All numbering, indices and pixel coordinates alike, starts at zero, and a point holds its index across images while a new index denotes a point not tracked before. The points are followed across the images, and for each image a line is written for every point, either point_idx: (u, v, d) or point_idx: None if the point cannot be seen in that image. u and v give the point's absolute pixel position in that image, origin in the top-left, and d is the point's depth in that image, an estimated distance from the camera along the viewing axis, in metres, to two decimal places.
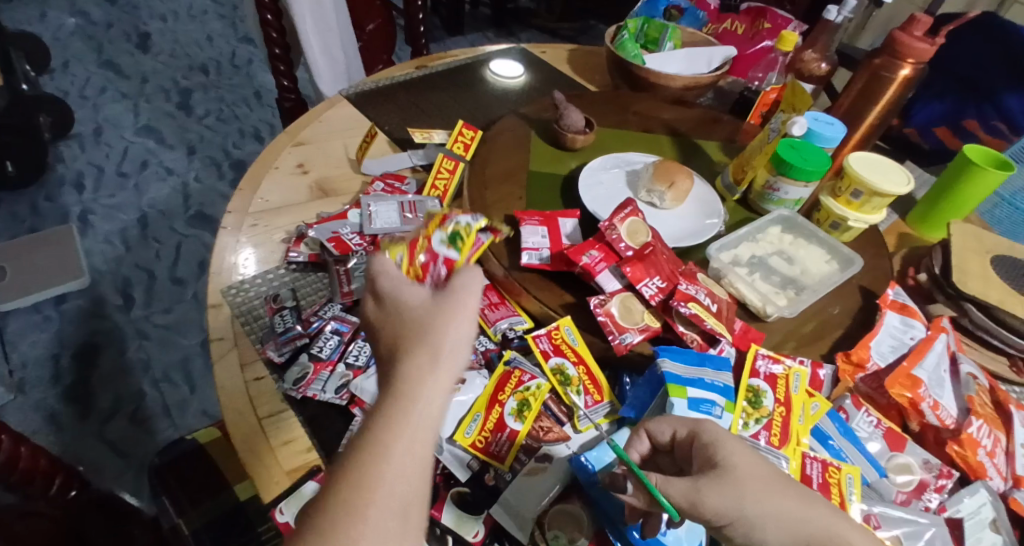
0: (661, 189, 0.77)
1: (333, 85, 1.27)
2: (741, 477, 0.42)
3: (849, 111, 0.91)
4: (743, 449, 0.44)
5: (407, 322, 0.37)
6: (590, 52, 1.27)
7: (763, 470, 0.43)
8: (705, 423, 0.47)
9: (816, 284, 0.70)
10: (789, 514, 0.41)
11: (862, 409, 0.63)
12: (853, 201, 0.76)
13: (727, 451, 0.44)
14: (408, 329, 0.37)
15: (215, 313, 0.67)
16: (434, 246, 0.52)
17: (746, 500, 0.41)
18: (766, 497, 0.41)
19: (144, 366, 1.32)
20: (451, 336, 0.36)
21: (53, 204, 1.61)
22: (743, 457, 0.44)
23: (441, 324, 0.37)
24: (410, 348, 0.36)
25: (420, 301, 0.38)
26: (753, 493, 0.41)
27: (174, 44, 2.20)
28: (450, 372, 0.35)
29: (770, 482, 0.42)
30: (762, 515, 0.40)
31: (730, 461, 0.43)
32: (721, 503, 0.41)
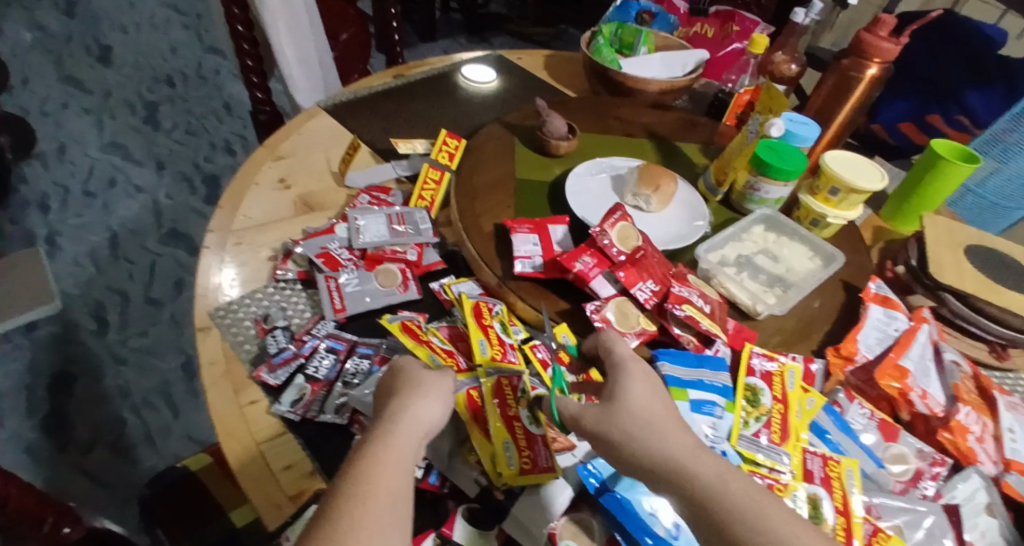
0: (646, 192, 0.78)
1: (310, 96, 1.26)
2: (624, 410, 0.43)
3: (821, 111, 0.94)
4: (644, 387, 0.45)
5: (403, 378, 0.49)
6: (567, 58, 1.28)
7: (656, 410, 0.43)
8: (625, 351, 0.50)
9: (801, 282, 0.72)
10: (666, 453, 0.40)
11: (855, 402, 0.66)
12: (831, 198, 0.79)
13: (628, 386, 0.45)
14: (402, 383, 0.49)
15: (204, 337, 0.65)
16: (527, 429, 0.56)
17: (618, 426, 0.43)
18: (639, 431, 0.42)
19: (122, 393, 1.27)
20: (434, 390, 0.48)
21: (18, 226, 1.55)
22: (641, 393, 0.44)
23: (426, 382, 0.48)
24: (401, 395, 0.47)
25: (414, 367, 0.51)
26: (621, 420, 0.43)
27: (138, 56, 2.14)
28: (429, 413, 0.46)
29: (660, 419, 0.43)
30: (631, 439, 0.42)
31: (620, 390, 0.45)
32: (592, 424, 0.44)
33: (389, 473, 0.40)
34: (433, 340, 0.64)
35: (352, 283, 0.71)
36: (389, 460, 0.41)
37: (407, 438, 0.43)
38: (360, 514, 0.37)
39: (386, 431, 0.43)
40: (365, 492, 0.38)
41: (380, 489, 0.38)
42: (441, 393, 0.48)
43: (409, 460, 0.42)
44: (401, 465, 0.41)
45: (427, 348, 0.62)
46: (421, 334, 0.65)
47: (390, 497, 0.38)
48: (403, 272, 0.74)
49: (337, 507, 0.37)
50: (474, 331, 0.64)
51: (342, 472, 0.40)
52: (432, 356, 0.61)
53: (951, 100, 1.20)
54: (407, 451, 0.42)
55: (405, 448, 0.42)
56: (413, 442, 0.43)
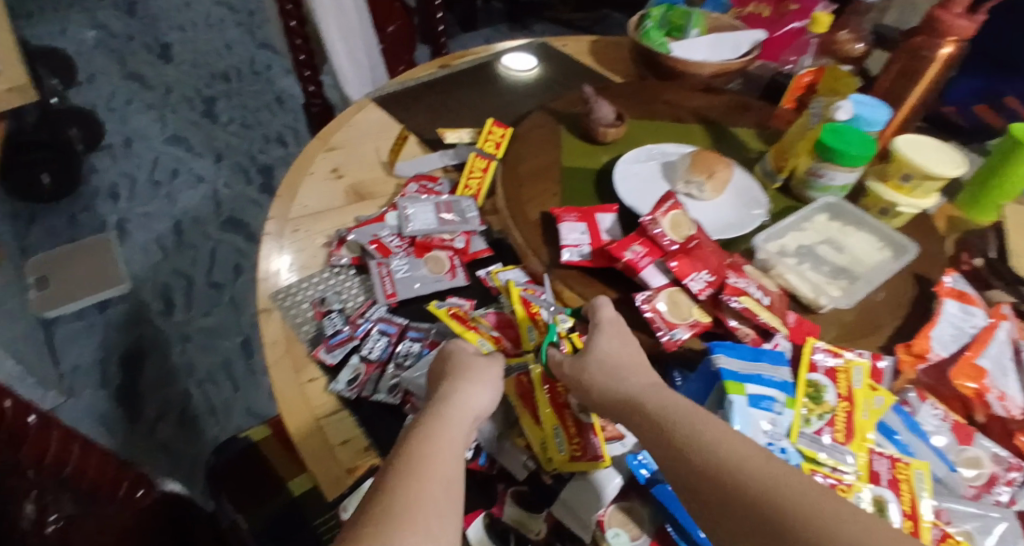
0: (699, 179, 0.75)
1: (359, 88, 1.28)
2: (592, 359, 0.51)
3: (889, 92, 0.89)
4: (613, 342, 0.53)
5: (454, 362, 0.49)
6: (613, 43, 1.24)
7: (623, 360, 0.51)
8: (608, 312, 0.58)
9: (868, 274, 0.68)
10: (620, 392, 0.48)
11: (927, 402, 0.62)
12: (903, 184, 0.74)
13: (600, 342, 0.54)
14: (453, 367, 0.49)
15: (266, 318, 0.67)
16: (577, 415, 0.54)
17: (588, 371, 0.51)
18: (597, 375, 0.50)
19: (188, 369, 1.34)
20: (485, 377, 0.48)
21: (91, 214, 1.64)
22: (609, 346, 0.53)
23: (476, 367, 0.48)
24: (453, 381, 0.47)
25: (464, 351, 0.51)
26: (587, 367, 0.51)
27: (195, 53, 2.23)
28: (480, 398, 0.46)
29: (626, 366, 0.50)
30: (592, 383, 0.50)
31: (592, 345, 0.53)
32: (568, 371, 0.52)
33: (443, 455, 0.39)
34: (481, 324, 0.64)
35: (402, 270, 0.71)
36: (442, 442, 0.41)
37: (459, 423, 0.43)
38: (417, 492, 0.36)
39: (439, 414, 0.43)
40: (420, 471, 0.38)
41: (435, 469, 0.38)
42: (491, 380, 0.48)
43: (461, 444, 0.42)
44: (454, 448, 0.41)
45: (475, 332, 0.63)
46: (469, 319, 0.65)
47: (444, 478, 0.38)
48: (451, 259, 0.74)
49: (392, 484, 0.37)
50: (522, 317, 0.63)
51: (396, 451, 0.40)
52: (481, 340, 0.61)
53: None
54: (459, 435, 0.42)
55: (457, 431, 0.42)
56: (464, 427, 0.43)
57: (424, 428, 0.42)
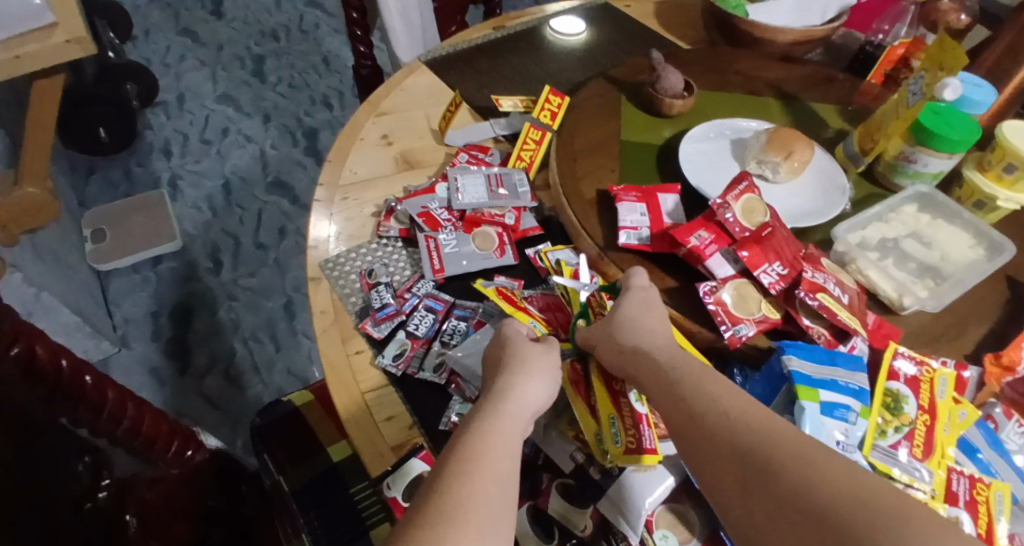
0: (775, 159, 0.69)
1: (410, 51, 1.23)
2: (615, 321, 0.51)
3: (994, 71, 0.79)
4: (638, 303, 0.52)
5: (510, 351, 0.48)
6: (681, 6, 1.16)
7: (646, 321, 0.50)
8: (642, 279, 0.55)
9: (959, 274, 0.62)
10: (634, 347, 0.48)
11: (1014, 420, 0.56)
12: (1005, 176, 0.66)
13: (625, 303, 0.53)
14: (509, 355, 0.47)
15: (315, 287, 0.66)
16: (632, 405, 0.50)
17: (609, 332, 0.50)
18: (614, 331, 0.50)
19: (234, 326, 1.38)
20: (543, 370, 0.46)
21: (145, 170, 1.69)
22: (635, 307, 0.52)
23: (536, 358, 0.47)
24: (510, 373, 0.45)
25: (519, 337, 0.49)
26: (606, 326, 0.51)
27: (246, 10, 2.22)
28: (535, 395, 0.44)
29: (647, 326, 0.50)
30: (609, 340, 0.50)
31: (616, 306, 0.52)
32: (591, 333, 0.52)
33: (500, 451, 0.38)
34: (530, 305, 0.62)
35: (450, 244, 0.69)
36: (500, 437, 0.39)
37: (515, 419, 0.41)
38: (471, 489, 0.34)
39: (496, 408, 0.42)
40: (476, 465, 0.36)
41: (490, 466, 0.36)
42: (548, 374, 0.47)
43: (516, 440, 0.40)
44: (511, 445, 0.39)
45: (527, 312, 0.61)
46: (516, 298, 0.63)
47: (500, 476, 0.36)
48: (500, 236, 0.71)
49: (447, 476, 0.35)
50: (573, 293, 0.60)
51: (450, 443, 0.39)
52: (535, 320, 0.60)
53: None
54: (515, 431, 0.41)
55: (513, 426, 0.41)
56: (520, 423, 0.42)
57: (480, 421, 0.40)
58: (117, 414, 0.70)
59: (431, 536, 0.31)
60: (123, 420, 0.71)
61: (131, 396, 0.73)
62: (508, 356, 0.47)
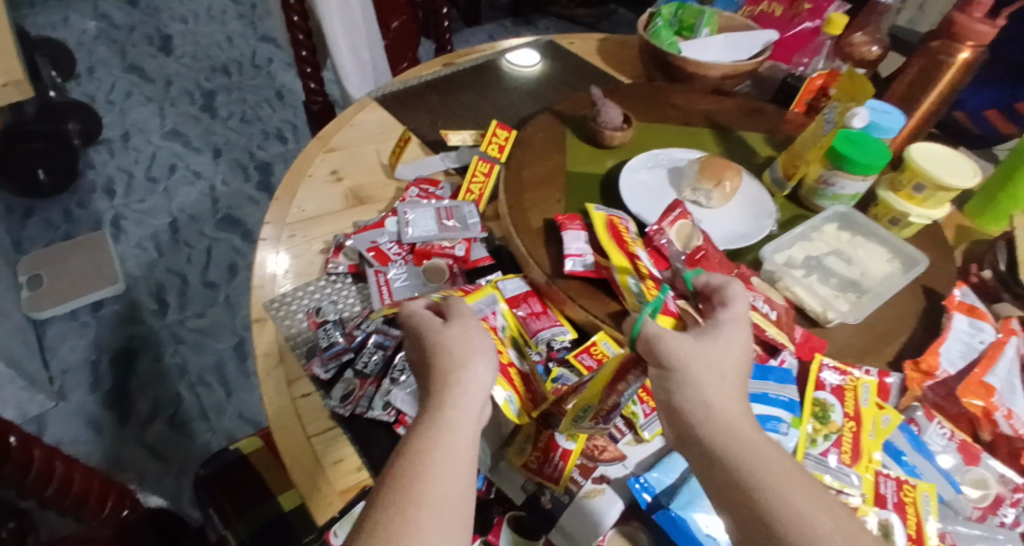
0: (707, 187, 0.74)
1: (360, 87, 1.25)
2: (716, 358, 0.39)
3: (903, 98, 0.86)
4: (740, 342, 0.42)
5: (435, 342, 0.44)
6: (621, 42, 1.22)
7: (740, 372, 0.40)
8: (741, 310, 0.45)
9: (878, 287, 0.67)
10: (731, 413, 0.37)
11: (935, 421, 0.60)
12: (915, 195, 0.71)
13: (725, 336, 0.42)
14: (432, 350, 0.44)
15: (260, 328, 0.66)
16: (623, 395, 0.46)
17: (700, 368, 0.38)
18: (707, 376, 0.38)
19: (180, 371, 1.33)
20: (475, 351, 0.43)
21: (86, 210, 1.63)
22: (734, 347, 0.41)
23: (464, 338, 0.44)
24: (442, 369, 0.42)
25: (434, 325, 0.45)
26: (700, 360, 0.39)
27: (196, 45, 2.20)
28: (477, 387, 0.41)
29: (739, 383, 0.39)
30: (696, 381, 0.38)
31: (712, 335, 0.41)
32: (678, 348, 0.39)
33: (442, 469, 0.36)
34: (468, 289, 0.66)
35: (401, 279, 0.70)
36: (442, 448, 0.37)
37: (457, 422, 0.39)
38: (413, 518, 0.33)
39: (432, 419, 0.39)
40: (417, 489, 0.34)
41: (435, 486, 0.35)
42: (484, 353, 0.44)
43: (464, 448, 0.37)
44: (459, 457, 0.37)
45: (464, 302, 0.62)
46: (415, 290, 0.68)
47: (447, 495, 0.35)
48: (451, 268, 0.73)
49: (384, 508, 0.33)
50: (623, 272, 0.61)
51: (389, 465, 0.37)
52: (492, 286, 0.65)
53: None
54: (463, 430, 0.38)
55: (459, 428, 0.38)
56: (466, 428, 0.39)
57: (418, 433, 0.38)
58: (46, 473, 0.73)
59: None
60: (52, 480, 0.74)
61: (60, 455, 0.77)
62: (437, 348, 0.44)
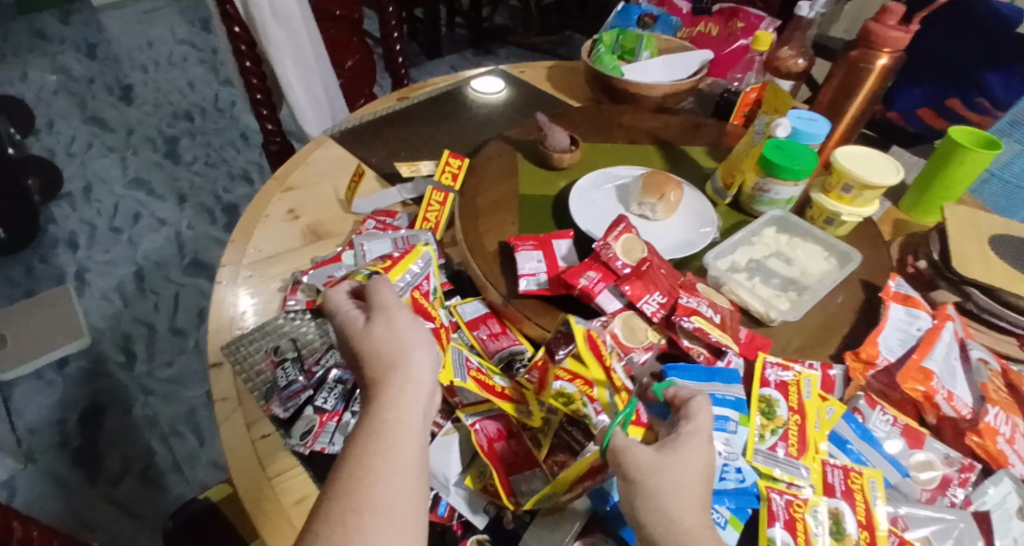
0: (651, 201, 0.77)
1: (318, 125, 1.27)
2: (677, 468, 0.42)
3: (831, 105, 0.91)
4: (701, 449, 0.44)
5: (365, 342, 0.46)
6: (569, 68, 1.27)
7: (701, 479, 0.42)
8: (704, 423, 0.46)
9: (817, 284, 0.70)
10: (685, 522, 0.39)
11: (877, 409, 0.61)
12: (845, 195, 0.75)
13: (687, 445, 0.44)
14: (364, 348, 0.46)
15: (217, 373, 0.67)
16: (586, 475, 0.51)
17: (661, 479, 0.41)
18: (672, 492, 0.40)
19: (150, 422, 1.31)
20: (405, 347, 0.46)
21: (48, 265, 1.61)
22: (698, 457, 0.43)
23: (396, 336, 0.46)
24: (377, 368, 0.45)
25: (363, 326, 0.48)
26: (659, 472, 0.41)
27: (157, 92, 2.21)
28: (413, 382, 0.44)
29: (700, 490, 0.41)
30: (654, 493, 0.40)
31: (676, 445, 0.44)
32: (640, 462, 0.42)
33: (384, 470, 0.38)
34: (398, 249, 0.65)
35: None
36: (383, 450, 0.39)
37: (394, 422, 0.41)
38: (359, 523, 0.36)
39: (369, 423, 0.41)
40: (361, 492, 0.37)
41: (379, 489, 0.37)
42: (415, 345, 0.46)
43: (404, 446, 0.40)
44: (403, 454, 0.40)
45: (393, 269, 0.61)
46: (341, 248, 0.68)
47: (391, 495, 0.37)
48: None
49: (331, 515, 0.36)
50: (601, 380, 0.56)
51: (335, 473, 0.39)
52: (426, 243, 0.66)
53: (969, 82, 1.24)
54: (402, 428, 0.41)
55: (398, 427, 0.41)
56: (406, 425, 0.41)
57: (359, 438, 0.40)
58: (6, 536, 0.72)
59: None
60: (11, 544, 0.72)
61: (18, 517, 0.75)
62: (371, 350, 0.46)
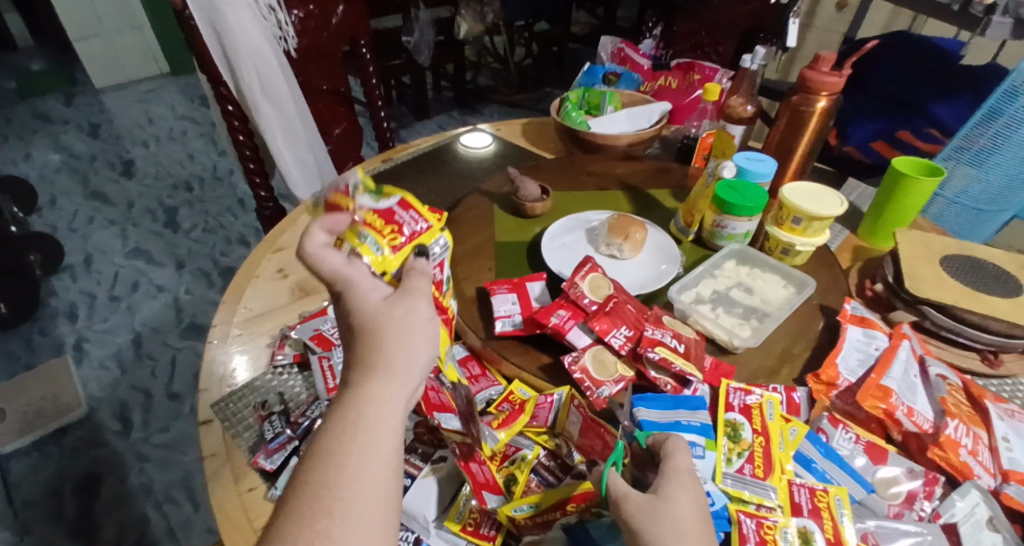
0: (618, 242, 0.82)
1: (307, 189, 1.34)
2: (670, 511, 0.43)
3: (781, 145, 0.97)
4: (688, 490, 0.45)
5: (365, 323, 0.44)
6: (541, 123, 1.35)
7: (695, 520, 0.43)
8: (683, 462, 0.48)
9: (778, 310, 0.74)
10: None
11: (840, 427, 0.63)
12: (796, 227, 0.80)
13: (674, 488, 0.45)
14: (364, 331, 0.43)
15: (206, 430, 0.69)
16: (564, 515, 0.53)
17: (659, 525, 0.42)
18: (668, 536, 0.42)
19: (145, 489, 1.31)
20: (406, 341, 0.43)
21: (48, 337, 1.65)
22: (687, 498, 0.45)
23: (398, 327, 0.43)
24: (366, 356, 0.42)
25: (377, 307, 0.45)
26: (656, 518, 0.43)
27: (158, 166, 2.31)
28: (405, 382, 0.42)
29: (695, 529, 0.43)
30: (654, 538, 0.42)
31: (666, 490, 0.45)
32: (638, 508, 0.44)
33: (360, 474, 0.37)
34: (410, 224, 0.54)
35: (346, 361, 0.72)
36: (357, 455, 0.37)
37: (377, 423, 0.39)
38: (327, 528, 0.35)
39: (350, 416, 0.39)
40: (328, 500, 0.35)
41: (349, 496, 0.36)
42: (418, 340, 0.44)
43: (384, 449, 0.38)
44: (380, 459, 0.38)
45: (405, 250, 0.52)
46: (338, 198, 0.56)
47: (362, 503, 0.36)
48: None
49: (286, 529, 0.35)
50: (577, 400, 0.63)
51: (304, 466, 0.37)
52: (443, 229, 0.57)
53: (918, 114, 1.32)
54: (384, 430, 0.39)
55: (376, 430, 0.39)
56: (388, 427, 0.39)
57: (335, 433, 0.38)
58: None
59: None
60: None
61: None
62: (367, 337, 0.43)
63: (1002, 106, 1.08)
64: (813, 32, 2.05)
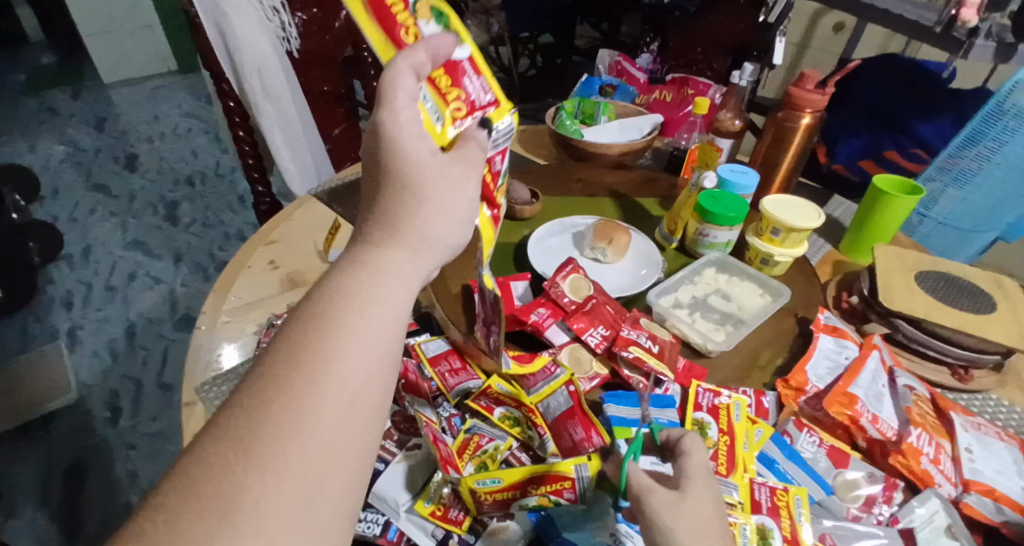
0: (602, 245, 0.84)
1: (303, 185, 1.37)
2: (692, 510, 0.43)
3: (765, 160, 1.00)
4: (708, 491, 0.45)
5: (403, 178, 0.43)
6: (536, 131, 1.38)
7: (713, 520, 0.43)
8: (700, 461, 0.48)
9: (753, 317, 0.76)
10: None
11: (804, 431, 0.65)
12: (774, 237, 0.82)
13: (694, 488, 0.45)
14: (404, 185, 0.43)
15: (189, 413, 0.70)
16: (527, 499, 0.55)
17: (680, 524, 0.41)
18: (690, 535, 0.41)
19: (131, 478, 1.31)
20: (437, 215, 0.43)
21: (43, 324, 1.66)
22: (707, 498, 0.44)
23: (435, 199, 0.43)
24: (397, 218, 0.42)
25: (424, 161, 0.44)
26: (678, 515, 0.42)
27: (161, 161, 2.34)
28: (425, 259, 0.42)
29: (714, 529, 0.42)
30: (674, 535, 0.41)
31: (689, 489, 0.45)
32: (660, 504, 0.43)
33: (374, 321, 0.37)
34: (478, 96, 0.55)
35: None
36: (373, 302, 0.37)
37: (396, 284, 0.39)
38: (327, 362, 0.34)
39: (371, 268, 0.39)
40: (334, 333, 0.35)
41: (358, 337, 0.35)
42: (447, 222, 0.44)
43: (397, 309, 0.38)
44: (392, 316, 0.38)
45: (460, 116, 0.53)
46: (398, 19, 0.52)
47: (369, 347, 0.36)
48: None
49: (286, 351, 0.34)
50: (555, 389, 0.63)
51: (315, 299, 0.37)
52: (511, 110, 0.56)
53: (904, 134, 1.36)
54: (401, 294, 0.39)
55: (393, 288, 0.39)
56: (404, 291, 0.39)
57: (353, 279, 0.38)
58: None
59: (273, 405, 0.32)
60: None
61: None
62: (402, 198, 0.43)
63: (985, 129, 1.10)
64: (810, 53, 2.08)
